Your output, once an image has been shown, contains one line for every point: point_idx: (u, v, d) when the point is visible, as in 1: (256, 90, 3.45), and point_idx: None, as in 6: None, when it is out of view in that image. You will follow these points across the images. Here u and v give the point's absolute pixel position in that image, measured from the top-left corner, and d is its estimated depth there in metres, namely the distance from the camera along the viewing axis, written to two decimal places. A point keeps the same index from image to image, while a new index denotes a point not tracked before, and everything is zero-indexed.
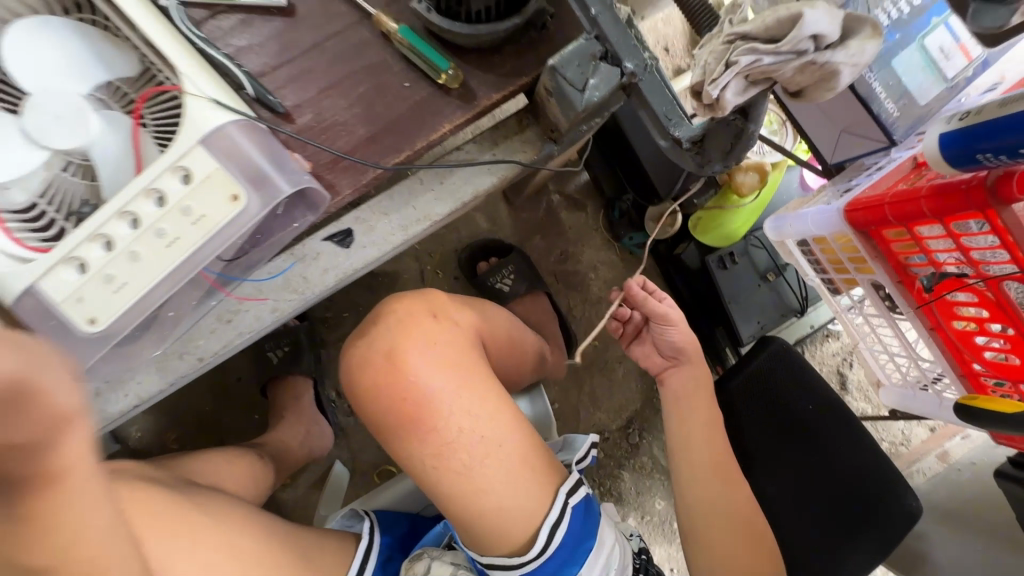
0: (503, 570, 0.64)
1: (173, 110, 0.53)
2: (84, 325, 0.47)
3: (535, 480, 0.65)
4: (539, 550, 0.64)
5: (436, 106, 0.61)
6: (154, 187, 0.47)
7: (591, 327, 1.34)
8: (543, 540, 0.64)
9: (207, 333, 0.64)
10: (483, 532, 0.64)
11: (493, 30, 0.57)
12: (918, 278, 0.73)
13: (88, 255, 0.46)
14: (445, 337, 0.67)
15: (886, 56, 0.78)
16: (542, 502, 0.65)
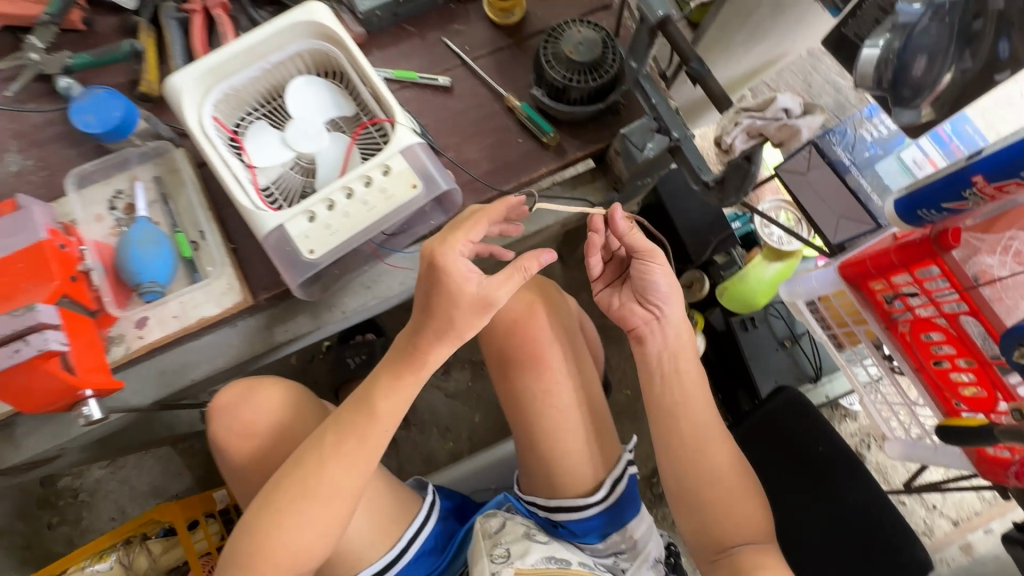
0: (569, 512, 0.81)
1: (376, 138, 0.81)
2: (306, 254, 0.72)
3: (604, 444, 0.84)
4: (602, 498, 0.81)
5: (538, 155, 0.89)
6: (366, 174, 0.74)
7: (624, 377, 1.50)
8: (606, 491, 0.81)
9: (351, 294, 0.88)
10: (561, 474, 0.81)
11: (584, 111, 0.86)
12: (899, 323, 0.91)
13: (318, 210, 0.73)
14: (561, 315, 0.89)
15: (871, 162, 1.07)
16: (609, 463, 0.83)
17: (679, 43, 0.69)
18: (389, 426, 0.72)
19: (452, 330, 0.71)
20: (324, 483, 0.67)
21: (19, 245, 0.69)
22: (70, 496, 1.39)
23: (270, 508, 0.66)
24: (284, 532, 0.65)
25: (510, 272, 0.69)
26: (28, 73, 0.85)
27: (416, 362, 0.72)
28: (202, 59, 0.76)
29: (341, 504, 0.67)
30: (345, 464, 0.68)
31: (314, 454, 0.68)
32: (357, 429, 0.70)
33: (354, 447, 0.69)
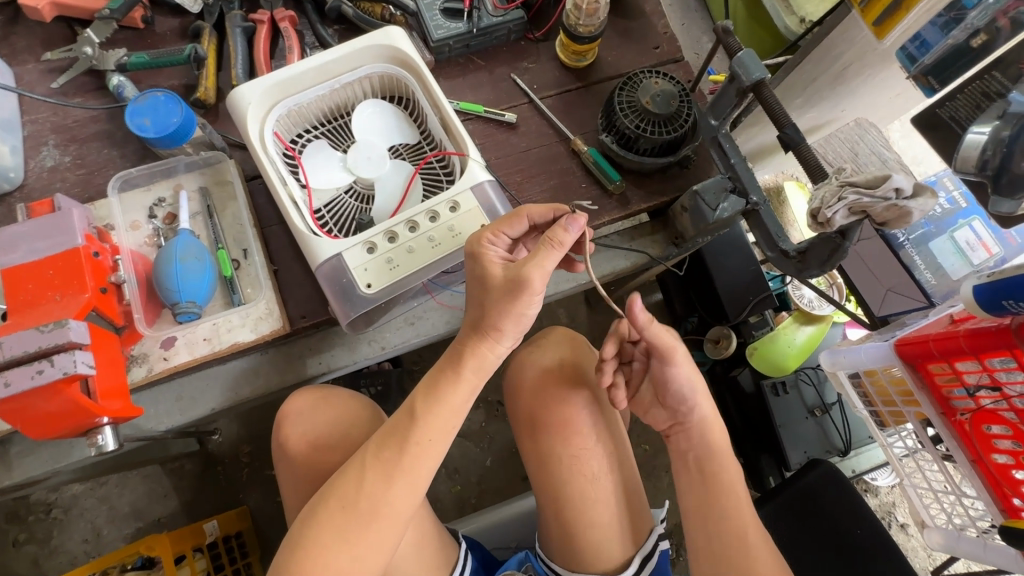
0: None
1: (439, 169, 0.77)
2: (363, 288, 0.67)
3: (634, 516, 0.77)
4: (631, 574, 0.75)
5: (600, 202, 0.86)
6: (433, 209, 0.70)
7: (643, 431, 1.42)
8: (635, 567, 0.75)
9: (393, 329, 0.83)
10: (585, 544, 0.75)
11: (654, 162, 0.83)
12: (958, 410, 0.88)
13: (381, 242, 0.68)
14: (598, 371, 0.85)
15: (924, 239, 1.05)
16: (639, 537, 0.77)
17: (773, 105, 0.66)
18: (439, 436, 0.61)
19: (488, 320, 0.61)
20: (366, 501, 0.58)
21: (54, 250, 0.64)
22: (42, 512, 1.26)
23: (305, 531, 0.57)
24: (320, 562, 0.55)
25: (540, 246, 0.59)
26: (79, 66, 0.81)
27: (455, 358, 0.63)
28: (271, 73, 0.73)
29: (383, 525, 0.57)
30: (383, 477, 0.58)
31: (355, 471, 0.59)
32: (399, 437, 0.60)
33: (394, 457, 0.59)
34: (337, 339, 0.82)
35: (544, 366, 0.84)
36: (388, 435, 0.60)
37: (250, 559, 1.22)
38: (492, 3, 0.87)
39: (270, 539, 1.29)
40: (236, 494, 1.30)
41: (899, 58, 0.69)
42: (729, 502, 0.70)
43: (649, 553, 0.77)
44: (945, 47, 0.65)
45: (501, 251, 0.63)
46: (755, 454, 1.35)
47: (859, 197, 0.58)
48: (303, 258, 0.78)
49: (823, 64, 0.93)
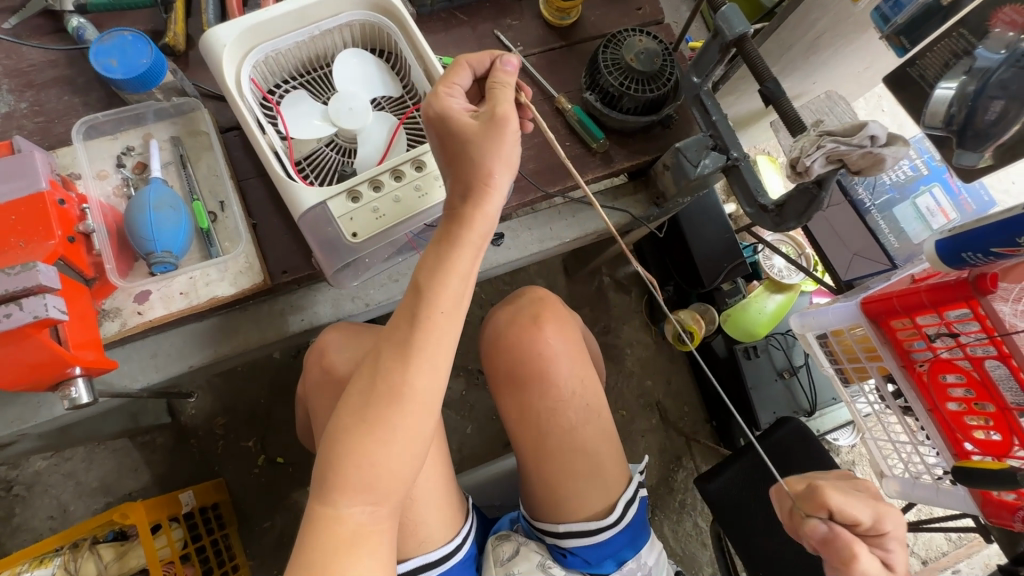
0: (580, 538, 0.76)
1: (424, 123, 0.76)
2: (349, 237, 0.66)
3: (614, 466, 0.79)
4: (615, 521, 0.77)
5: (584, 161, 0.87)
6: (418, 158, 0.69)
7: (619, 397, 1.48)
8: (619, 513, 0.77)
9: (377, 286, 0.82)
10: (567, 496, 0.76)
11: (637, 121, 0.84)
12: (917, 361, 0.93)
13: (366, 191, 0.67)
14: (570, 325, 0.86)
15: (889, 205, 1.10)
16: (620, 485, 0.79)
17: (756, 60, 0.67)
18: (458, 297, 0.57)
19: (485, 160, 0.58)
20: (386, 383, 0.55)
21: (17, 194, 0.60)
22: (1, 489, 1.21)
23: (335, 436, 0.54)
24: (355, 453, 0.53)
25: (494, 92, 0.61)
26: (32, 6, 0.75)
27: (459, 220, 0.59)
28: (244, 16, 0.69)
29: (397, 409, 0.54)
30: (402, 356, 0.55)
31: (370, 361, 0.56)
32: (410, 312, 0.56)
33: (407, 335, 0.56)
34: (319, 296, 0.81)
35: (519, 321, 0.84)
36: (402, 317, 0.57)
37: (228, 530, 1.21)
38: None
39: (249, 509, 1.28)
40: (213, 465, 1.28)
41: (873, 18, 0.72)
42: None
43: (628, 503, 0.78)
44: (917, 6, 0.67)
45: (462, 103, 0.62)
46: (727, 417, 1.41)
47: (836, 145, 0.60)
48: (283, 211, 0.76)
49: (799, 31, 0.95)
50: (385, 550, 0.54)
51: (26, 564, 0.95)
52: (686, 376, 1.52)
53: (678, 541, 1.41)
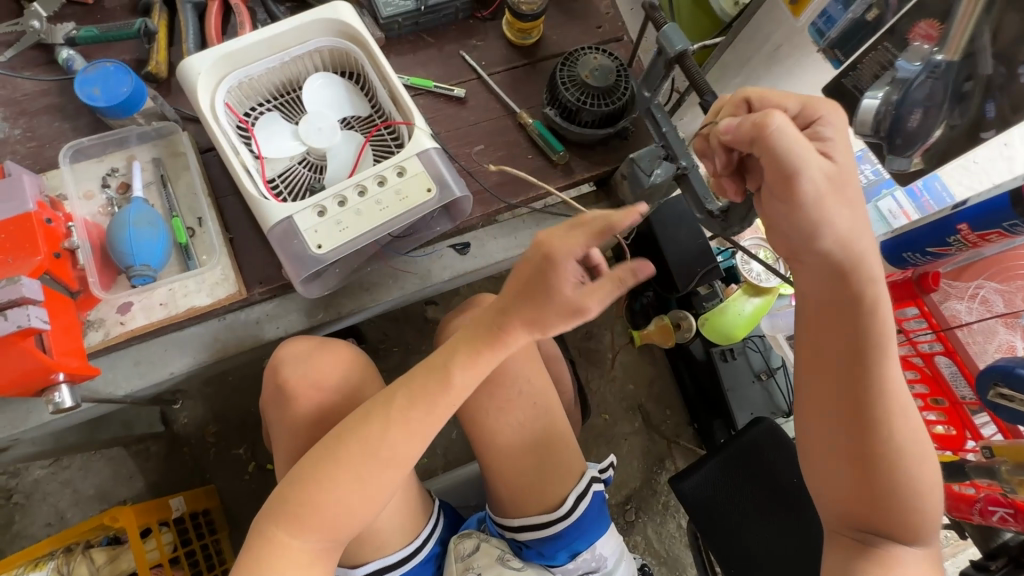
0: (534, 531, 0.80)
1: (389, 139, 0.81)
2: (314, 249, 0.71)
3: (565, 461, 0.82)
4: (567, 513, 0.80)
5: (546, 172, 0.91)
6: (381, 174, 0.73)
7: (602, 401, 1.51)
8: (570, 506, 0.81)
9: (348, 295, 0.87)
10: (520, 491, 0.80)
11: (595, 133, 0.88)
12: None
13: (330, 206, 0.72)
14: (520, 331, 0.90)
15: None
16: (571, 479, 0.82)
17: (695, 75, 0.72)
18: (458, 401, 0.64)
19: (542, 320, 0.61)
20: (385, 451, 0.62)
21: (8, 214, 0.66)
22: (2, 497, 1.26)
23: (308, 475, 0.62)
24: (326, 494, 0.61)
25: (609, 281, 0.57)
26: (26, 40, 0.81)
27: (496, 340, 0.63)
28: (220, 45, 0.75)
29: (377, 472, 0.62)
30: (413, 436, 0.63)
31: (381, 424, 0.62)
32: (428, 396, 0.64)
33: (420, 417, 0.63)
34: (294, 306, 0.86)
35: None
36: (415, 391, 0.64)
37: (219, 535, 1.25)
38: None
39: (241, 515, 1.31)
40: (205, 472, 1.32)
41: (809, 31, 0.78)
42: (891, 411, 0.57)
43: (580, 496, 0.82)
44: (846, 21, 0.74)
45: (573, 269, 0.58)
46: (707, 419, 1.43)
47: None
48: (258, 225, 0.81)
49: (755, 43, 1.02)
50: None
51: (22, 567, 1.00)
52: (668, 380, 1.55)
53: (662, 543, 1.43)
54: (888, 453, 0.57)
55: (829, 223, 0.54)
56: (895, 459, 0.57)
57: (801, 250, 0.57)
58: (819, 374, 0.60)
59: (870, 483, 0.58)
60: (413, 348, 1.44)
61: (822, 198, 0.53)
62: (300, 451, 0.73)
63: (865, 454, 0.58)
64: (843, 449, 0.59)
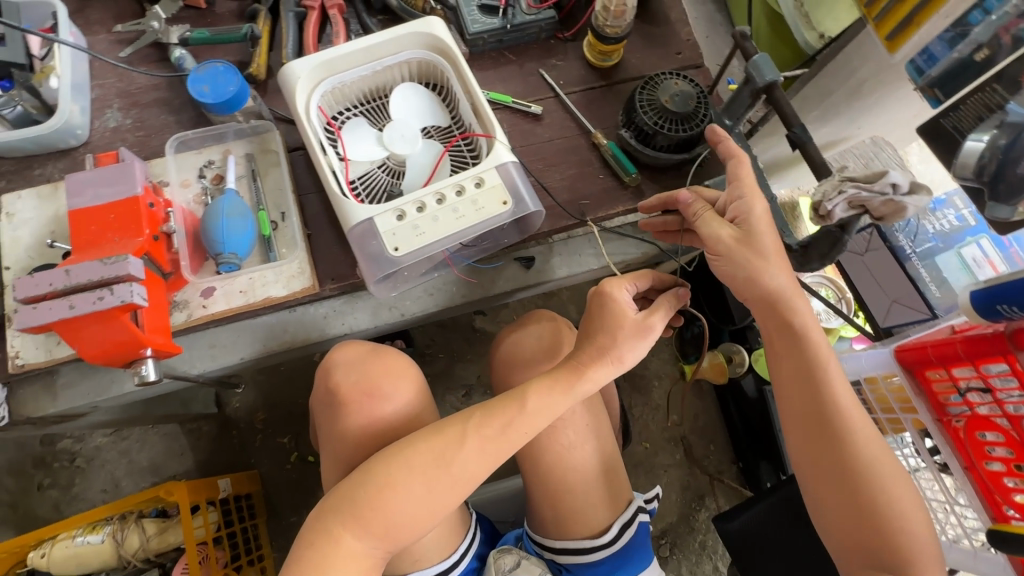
0: (574, 555, 0.78)
1: (468, 150, 0.83)
2: (390, 251, 0.73)
3: (613, 487, 0.81)
4: (610, 541, 0.78)
5: (615, 193, 0.91)
6: (460, 184, 0.75)
7: (644, 429, 1.48)
8: (613, 533, 0.79)
9: (413, 298, 0.88)
10: (563, 516, 0.79)
11: (669, 158, 0.88)
12: (953, 417, 0.89)
13: (410, 211, 0.74)
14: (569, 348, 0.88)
15: (931, 253, 1.09)
16: (618, 507, 0.81)
17: (785, 107, 0.71)
18: (531, 428, 0.67)
19: (615, 349, 0.69)
20: (455, 467, 0.65)
21: (117, 196, 0.71)
22: (66, 459, 1.34)
23: (370, 477, 0.64)
24: (392, 500, 0.63)
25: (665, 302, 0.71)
26: (145, 39, 0.88)
27: (578, 371, 0.69)
28: (320, 52, 0.79)
29: (439, 483, 0.65)
30: (487, 454, 0.66)
31: (456, 436, 0.66)
32: (506, 418, 0.67)
33: (495, 436, 0.66)
34: (361, 304, 0.88)
35: (531, 342, 0.88)
36: (490, 411, 0.68)
37: (257, 520, 1.28)
38: (526, 2, 0.93)
39: (279, 503, 1.35)
40: (250, 457, 1.36)
41: (908, 69, 0.76)
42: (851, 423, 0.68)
43: (623, 525, 0.80)
44: (951, 61, 0.71)
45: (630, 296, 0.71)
46: (753, 460, 1.37)
47: (858, 191, 0.62)
48: (335, 224, 0.84)
49: (838, 78, 1.00)
50: None
51: (81, 528, 1.05)
52: (714, 414, 1.50)
53: None
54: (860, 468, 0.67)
55: (768, 274, 0.68)
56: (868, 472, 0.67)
57: (743, 289, 0.71)
58: (793, 401, 0.71)
59: (853, 496, 0.68)
60: (458, 356, 1.46)
61: (742, 256, 0.68)
62: (358, 447, 0.75)
63: (842, 466, 0.68)
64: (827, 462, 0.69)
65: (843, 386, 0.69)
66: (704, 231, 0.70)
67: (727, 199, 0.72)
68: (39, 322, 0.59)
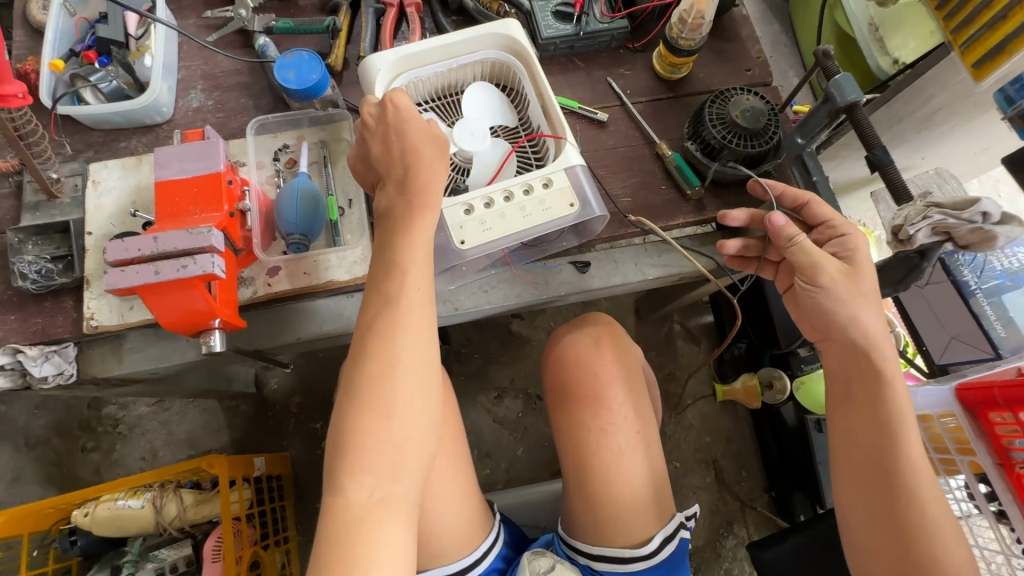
0: (611, 563, 0.77)
1: (535, 152, 0.84)
2: (457, 244, 0.74)
3: (661, 500, 0.80)
4: (650, 554, 0.77)
5: (677, 204, 0.90)
6: (528, 183, 0.76)
7: (675, 448, 1.45)
8: (654, 547, 0.78)
9: (465, 295, 0.87)
10: (606, 519, 0.78)
11: (735, 173, 0.87)
12: (1017, 463, 0.85)
13: (478, 207, 0.74)
14: (620, 355, 0.88)
15: (997, 291, 1.04)
16: (661, 520, 0.79)
17: (867, 129, 0.70)
18: (414, 292, 0.64)
19: (417, 165, 0.69)
20: (383, 360, 0.60)
21: (201, 171, 0.73)
22: (109, 425, 1.38)
23: (337, 421, 0.59)
24: (364, 427, 0.58)
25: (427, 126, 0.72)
26: (232, 25, 0.92)
27: (409, 220, 0.67)
28: (399, 47, 0.81)
29: (405, 385, 0.60)
30: (392, 334, 0.61)
31: (364, 334, 0.62)
32: (387, 294, 0.64)
33: (391, 317, 0.62)
34: None
35: (580, 344, 0.87)
36: (382, 298, 0.63)
37: (286, 502, 1.30)
38: (600, 11, 0.94)
39: (307, 487, 1.36)
40: (283, 439, 1.39)
41: (998, 98, 0.77)
42: (917, 482, 0.67)
43: (665, 540, 0.79)
44: None
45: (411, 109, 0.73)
46: (788, 490, 1.34)
47: (944, 217, 0.60)
48: None
49: (912, 105, 0.98)
50: (403, 529, 0.57)
51: (122, 493, 1.08)
52: (748, 439, 1.46)
53: None
54: (913, 523, 0.66)
55: (861, 319, 0.70)
56: (923, 531, 0.65)
57: (833, 332, 0.72)
58: (855, 439, 0.71)
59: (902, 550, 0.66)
60: (493, 358, 1.47)
61: (847, 290, 0.70)
62: None
63: (895, 516, 0.67)
64: (881, 518, 0.68)
65: (914, 437, 0.68)
66: (808, 254, 0.71)
67: (821, 233, 0.74)
68: (126, 284, 0.61)
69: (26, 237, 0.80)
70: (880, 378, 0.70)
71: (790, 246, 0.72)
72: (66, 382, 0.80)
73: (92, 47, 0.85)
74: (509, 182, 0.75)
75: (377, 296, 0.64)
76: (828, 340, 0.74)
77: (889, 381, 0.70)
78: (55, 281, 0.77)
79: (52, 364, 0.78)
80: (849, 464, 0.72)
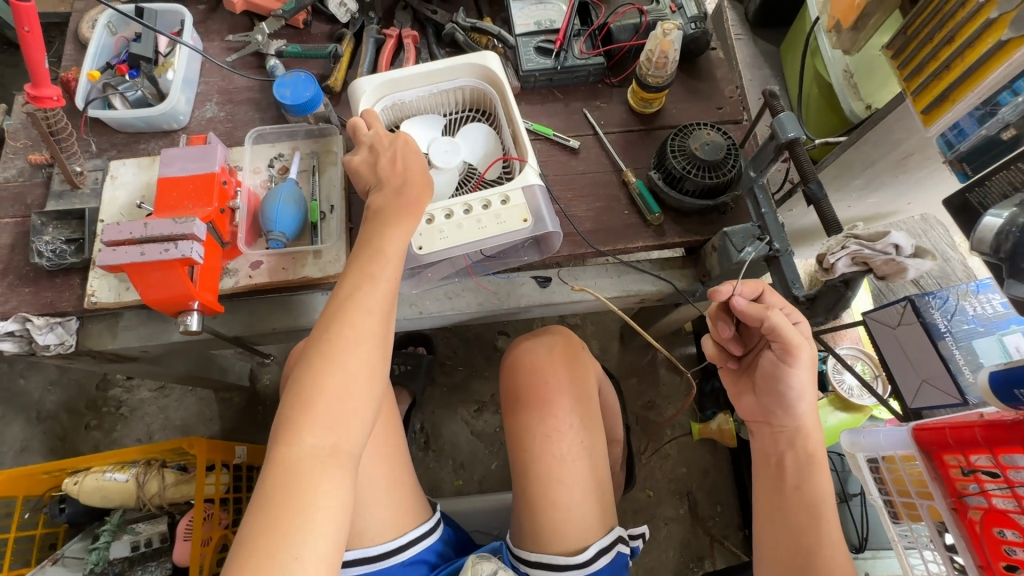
0: (545, 571, 0.78)
1: (503, 173, 0.91)
2: (415, 249, 0.80)
3: (603, 513, 0.83)
4: (584, 563, 0.78)
5: (637, 228, 0.95)
6: (487, 198, 0.82)
7: (649, 477, 1.45)
8: (589, 556, 0.79)
9: (430, 299, 0.94)
10: (541, 523, 0.80)
11: (693, 203, 0.91)
12: (971, 509, 0.83)
13: (438, 217, 0.81)
14: (570, 371, 0.92)
15: (968, 335, 1.03)
16: (597, 533, 0.81)
17: (806, 170, 0.75)
18: (387, 271, 0.71)
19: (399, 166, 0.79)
20: (352, 327, 0.66)
21: (197, 170, 0.83)
22: (113, 406, 1.48)
23: (297, 375, 0.64)
24: (321, 382, 0.63)
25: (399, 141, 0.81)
26: (248, 48, 1.04)
27: (390, 212, 0.75)
28: (386, 72, 0.90)
29: (369, 356, 0.66)
30: (366, 306, 0.68)
31: (338, 301, 0.68)
32: (366, 271, 0.70)
33: (366, 292, 0.69)
34: None
35: (535, 356, 0.93)
36: (361, 273, 0.70)
37: None
38: (579, 49, 1.02)
39: None
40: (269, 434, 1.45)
41: (939, 142, 0.81)
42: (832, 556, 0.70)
43: (600, 551, 0.80)
44: (979, 137, 0.76)
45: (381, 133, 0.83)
46: None
47: (860, 248, 0.70)
48: None
49: (880, 149, 1.01)
50: (342, 485, 0.61)
51: (111, 466, 1.15)
52: (725, 475, 1.45)
53: None
54: None
55: (801, 405, 0.77)
56: None
57: (778, 419, 0.79)
58: (779, 509, 0.76)
59: None
60: (476, 372, 1.51)
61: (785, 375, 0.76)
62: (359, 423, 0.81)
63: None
64: None
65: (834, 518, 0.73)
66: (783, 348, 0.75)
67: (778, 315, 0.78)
68: (112, 262, 0.70)
69: (48, 221, 0.90)
70: (813, 463, 0.76)
71: (766, 313, 0.75)
72: (66, 352, 0.90)
73: (125, 61, 0.97)
74: (470, 197, 0.82)
75: (354, 270, 0.71)
76: (767, 423, 0.80)
77: (819, 466, 0.76)
78: (66, 261, 0.87)
79: (55, 334, 0.87)
80: (772, 538, 0.75)
